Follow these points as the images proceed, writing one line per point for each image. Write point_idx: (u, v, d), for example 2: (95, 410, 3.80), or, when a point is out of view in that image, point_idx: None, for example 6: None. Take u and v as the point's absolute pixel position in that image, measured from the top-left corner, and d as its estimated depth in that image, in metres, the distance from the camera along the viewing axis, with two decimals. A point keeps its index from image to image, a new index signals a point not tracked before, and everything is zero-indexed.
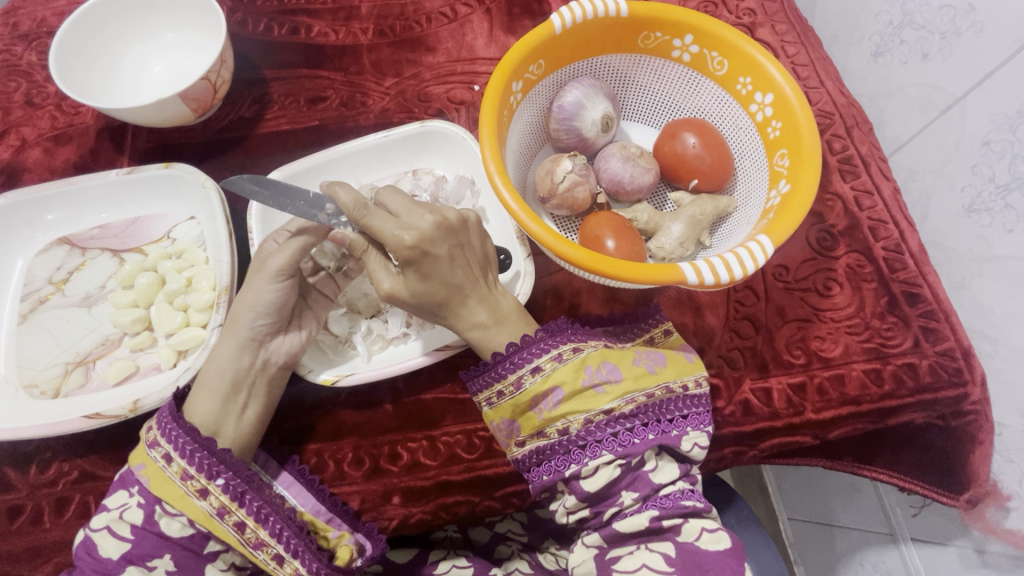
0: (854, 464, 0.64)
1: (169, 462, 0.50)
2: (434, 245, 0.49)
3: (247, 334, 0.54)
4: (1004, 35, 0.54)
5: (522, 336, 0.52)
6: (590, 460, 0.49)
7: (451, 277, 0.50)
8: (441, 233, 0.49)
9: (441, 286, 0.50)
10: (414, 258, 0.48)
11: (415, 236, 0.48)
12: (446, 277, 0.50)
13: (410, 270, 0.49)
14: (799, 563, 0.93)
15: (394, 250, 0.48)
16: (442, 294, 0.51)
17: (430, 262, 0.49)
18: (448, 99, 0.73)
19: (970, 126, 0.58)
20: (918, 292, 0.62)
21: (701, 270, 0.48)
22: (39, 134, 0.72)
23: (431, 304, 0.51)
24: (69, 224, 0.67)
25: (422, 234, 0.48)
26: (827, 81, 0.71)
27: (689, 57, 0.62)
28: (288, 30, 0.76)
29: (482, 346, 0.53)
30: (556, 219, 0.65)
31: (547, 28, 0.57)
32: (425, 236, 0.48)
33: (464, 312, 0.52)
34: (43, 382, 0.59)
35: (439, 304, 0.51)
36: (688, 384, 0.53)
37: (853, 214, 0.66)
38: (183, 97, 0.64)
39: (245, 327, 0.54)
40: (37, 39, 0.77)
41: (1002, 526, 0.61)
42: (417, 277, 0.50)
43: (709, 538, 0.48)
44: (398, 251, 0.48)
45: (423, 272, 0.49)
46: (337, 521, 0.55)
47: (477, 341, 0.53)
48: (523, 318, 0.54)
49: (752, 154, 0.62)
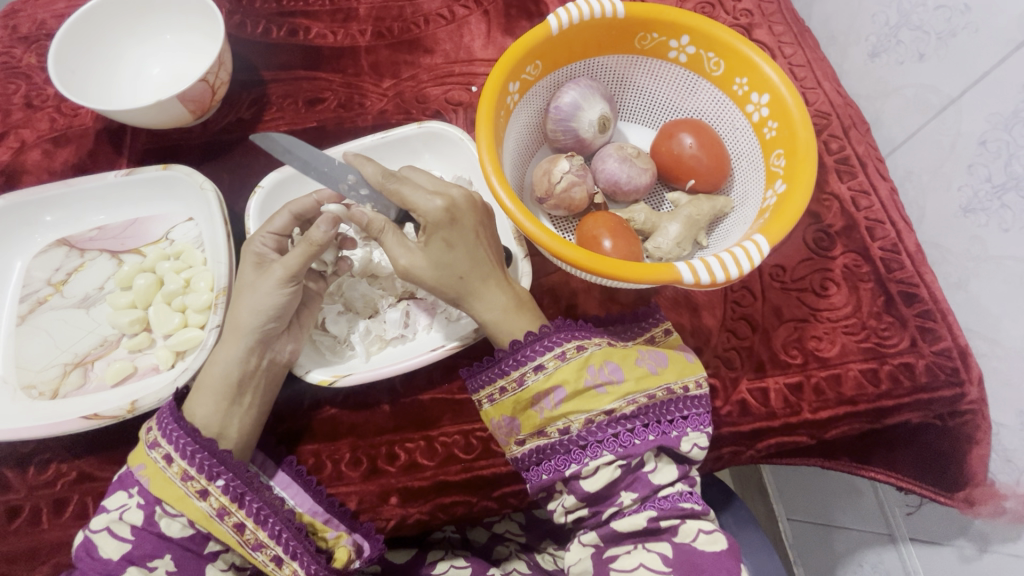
0: (853, 464, 0.65)
1: (169, 463, 0.50)
2: (463, 214, 0.51)
3: (253, 338, 0.54)
4: (999, 35, 0.54)
5: (539, 326, 0.53)
6: (591, 460, 0.49)
7: (476, 249, 0.52)
8: (467, 203, 0.52)
9: (466, 257, 0.51)
10: (446, 222, 0.50)
11: (447, 201, 0.50)
12: (471, 249, 0.51)
13: (438, 238, 0.50)
14: (799, 563, 0.93)
15: (425, 214, 0.50)
16: (465, 266, 0.52)
17: (458, 231, 0.51)
18: (446, 100, 0.73)
19: (966, 126, 0.58)
20: (915, 291, 0.62)
21: (697, 270, 0.48)
22: (38, 136, 0.72)
23: (451, 279, 0.52)
24: (68, 225, 0.67)
25: (453, 201, 0.50)
26: (823, 82, 0.71)
27: (685, 58, 0.62)
28: (286, 32, 0.76)
29: (501, 330, 0.53)
30: (554, 219, 0.65)
31: (543, 29, 0.57)
32: (455, 203, 0.50)
33: (484, 291, 0.53)
34: (42, 383, 0.59)
35: (460, 279, 0.52)
36: (688, 385, 0.53)
37: (850, 215, 0.66)
38: (181, 99, 0.64)
39: (250, 333, 0.53)
40: (36, 42, 0.77)
41: (1001, 526, 0.61)
42: (443, 246, 0.51)
43: (706, 539, 0.48)
44: (431, 215, 0.50)
45: (449, 240, 0.51)
46: (336, 522, 0.55)
47: (495, 324, 0.53)
48: (535, 306, 0.55)
49: (748, 154, 0.62)
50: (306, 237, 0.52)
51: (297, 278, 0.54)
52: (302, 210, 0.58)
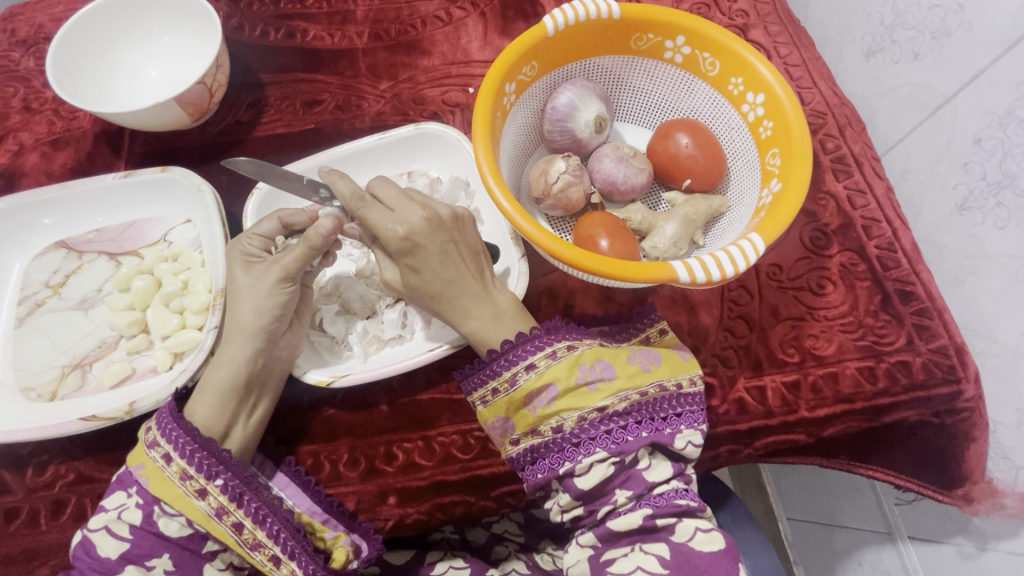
0: (849, 463, 0.64)
1: (168, 462, 0.50)
2: (424, 238, 0.51)
3: (260, 339, 0.54)
4: (993, 33, 0.54)
5: (518, 332, 0.53)
6: (585, 457, 0.49)
7: (445, 272, 0.52)
8: (430, 228, 0.51)
9: (433, 279, 0.52)
10: (404, 249, 0.51)
11: (406, 229, 0.51)
12: (439, 272, 0.52)
13: (404, 263, 0.52)
14: (799, 563, 0.93)
15: (388, 241, 0.51)
16: (435, 287, 0.52)
17: (420, 255, 0.51)
18: (443, 101, 0.73)
19: (961, 125, 0.58)
20: (911, 290, 0.62)
21: (693, 268, 0.48)
22: (37, 139, 0.72)
23: (425, 297, 0.53)
24: (66, 227, 0.67)
25: (414, 227, 0.51)
26: (819, 81, 0.72)
27: (681, 59, 0.62)
28: (284, 34, 0.77)
29: (480, 341, 0.54)
30: (551, 220, 0.66)
31: (539, 30, 0.57)
32: (414, 230, 0.51)
33: (459, 307, 0.53)
34: (41, 385, 0.59)
35: (433, 298, 0.53)
36: (682, 383, 0.53)
37: (846, 213, 0.66)
38: (179, 101, 0.65)
39: (255, 333, 0.54)
40: (34, 45, 0.77)
41: (999, 523, 0.61)
42: (409, 269, 0.52)
43: (703, 538, 0.48)
44: (391, 242, 0.51)
45: (414, 265, 0.52)
46: (334, 522, 0.55)
47: (474, 335, 0.54)
48: (521, 315, 0.55)
49: (744, 153, 0.62)
50: (304, 238, 0.53)
51: (295, 277, 0.54)
52: (291, 219, 0.57)
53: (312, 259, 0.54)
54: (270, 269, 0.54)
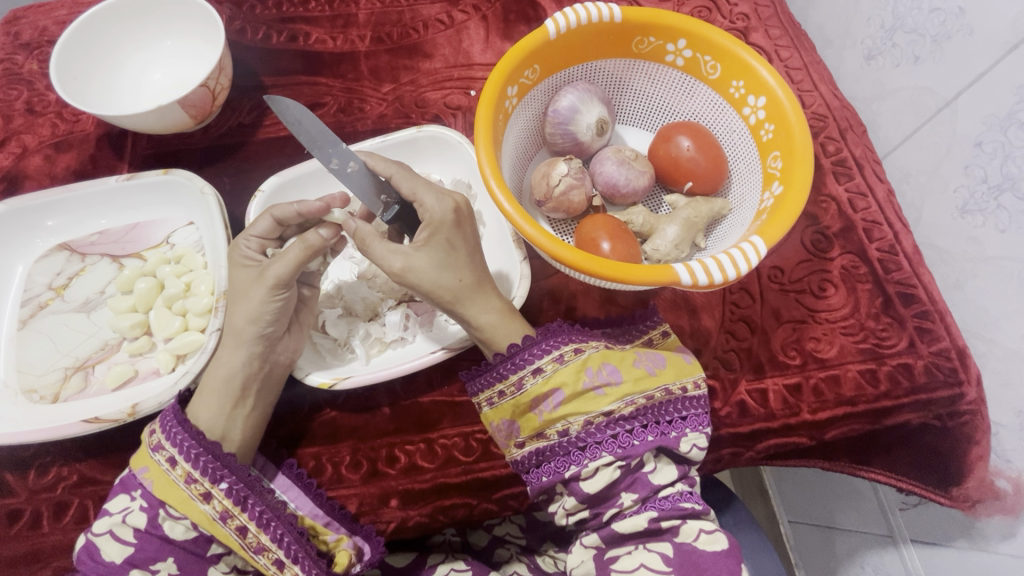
0: (851, 465, 0.65)
1: (173, 466, 0.50)
2: (465, 218, 0.53)
3: (256, 345, 0.54)
4: (993, 37, 0.54)
5: (525, 335, 0.52)
6: (591, 461, 0.49)
7: (473, 256, 0.53)
8: (470, 212, 0.55)
9: (465, 259, 0.52)
10: (451, 220, 0.52)
11: (454, 203, 0.53)
12: (471, 252, 0.53)
13: (441, 238, 0.52)
14: (799, 566, 0.93)
15: (434, 211, 0.52)
16: (465, 269, 0.52)
17: (459, 232, 0.53)
18: (445, 104, 0.74)
19: (962, 128, 0.58)
20: (912, 293, 0.62)
21: (695, 270, 0.48)
22: (40, 142, 0.72)
23: (451, 281, 0.51)
24: (69, 230, 0.67)
25: (459, 205, 0.53)
26: (820, 84, 0.72)
27: (683, 62, 0.62)
28: (287, 38, 0.77)
29: (498, 334, 0.53)
30: (553, 222, 0.66)
31: (541, 33, 0.57)
32: (462, 207, 0.53)
33: (480, 296, 0.53)
34: (43, 387, 0.59)
35: (459, 281, 0.51)
36: (686, 386, 0.53)
37: (847, 216, 0.66)
38: (182, 104, 0.65)
39: (250, 338, 0.54)
40: (38, 48, 0.78)
41: (1001, 526, 0.60)
42: (445, 246, 0.51)
43: (706, 539, 0.48)
44: (437, 212, 0.52)
45: (451, 241, 0.52)
46: (336, 525, 0.55)
47: (491, 328, 0.53)
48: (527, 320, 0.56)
49: (746, 156, 0.63)
50: (301, 240, 0.52)
51: (289, 283, 0.53)
52: (284, 216, 0.55)
53: (308, 263, 0.53)
54: (261, 276, 0.53)
